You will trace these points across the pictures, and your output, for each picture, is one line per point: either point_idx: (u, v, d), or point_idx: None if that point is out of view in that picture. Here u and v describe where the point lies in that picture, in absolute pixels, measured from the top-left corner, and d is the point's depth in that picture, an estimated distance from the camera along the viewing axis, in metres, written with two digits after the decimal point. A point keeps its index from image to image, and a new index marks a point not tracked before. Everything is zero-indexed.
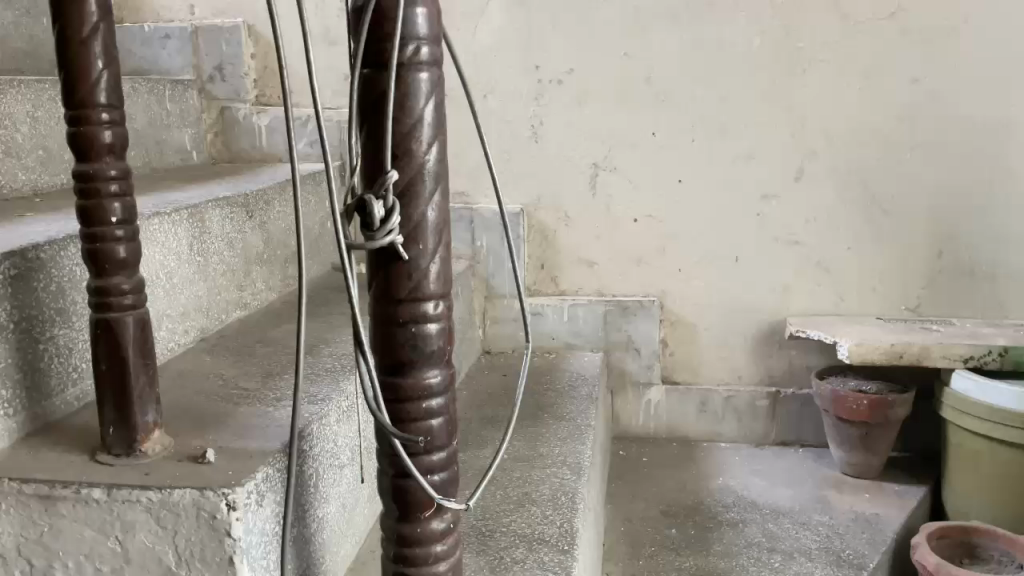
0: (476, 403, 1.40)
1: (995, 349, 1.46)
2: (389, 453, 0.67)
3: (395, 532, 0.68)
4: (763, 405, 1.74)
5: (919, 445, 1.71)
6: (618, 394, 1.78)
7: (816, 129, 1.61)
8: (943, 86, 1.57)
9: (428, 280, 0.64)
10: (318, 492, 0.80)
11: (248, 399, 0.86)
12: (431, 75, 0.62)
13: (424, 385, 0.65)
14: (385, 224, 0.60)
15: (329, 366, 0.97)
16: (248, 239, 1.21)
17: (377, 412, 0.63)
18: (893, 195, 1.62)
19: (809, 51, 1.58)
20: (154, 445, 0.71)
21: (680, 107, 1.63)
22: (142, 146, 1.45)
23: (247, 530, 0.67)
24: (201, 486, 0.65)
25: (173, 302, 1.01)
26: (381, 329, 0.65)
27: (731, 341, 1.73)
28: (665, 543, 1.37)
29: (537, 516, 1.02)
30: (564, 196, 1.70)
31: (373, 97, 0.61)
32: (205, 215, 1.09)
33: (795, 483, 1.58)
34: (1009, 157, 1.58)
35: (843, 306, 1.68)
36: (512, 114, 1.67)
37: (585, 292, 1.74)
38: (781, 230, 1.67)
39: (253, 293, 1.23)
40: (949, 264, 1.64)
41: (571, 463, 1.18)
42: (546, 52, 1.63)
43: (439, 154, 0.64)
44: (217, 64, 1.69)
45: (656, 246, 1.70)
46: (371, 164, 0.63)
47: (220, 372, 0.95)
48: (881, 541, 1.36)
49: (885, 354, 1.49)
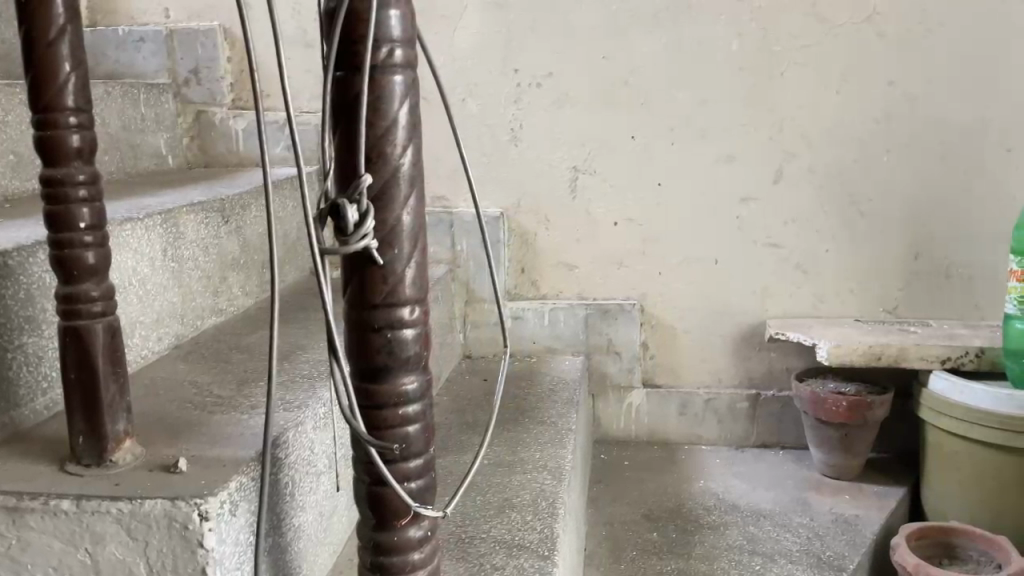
0: (457, 408, 1.39)
1: (971, 349, 1.48)
2: (365, 460, 0.66)
3: (372, 540, 0.67)
4: (743, 407, 1.74)
5: (897, 445, 1.72)
6: (599, 397, 1.77)
7: (794, 131, 1.62)
8: (919, 88, 1.58)
9: (403, 285, 0.63)
10: (294, 500, 0.79)
11: (223, 406, 0.85)
12: (405, 77, 0.62)
13: (400, 392, 0.64)
14: (359, 228, 0.59)
15: (306, 371, 0.96)
16: (224, 244, 1.20)
17: (353, 419, 0.62)
18: (870, 197, 1.63)
19: (787, 54, 1.59)
20: (125, 454, 0.69)
21: (659, 110, 1.63)
22: (116, 151, 1.43)
23: (220, 540, 0.65)
24: (172, 496, 0.64)
25: (147, 309, 1.00)
26: (356, 334, 0.64)
27: (711, 343, 1.74)
28: (648, 546, 1.37)
29: (518, 521, 1.02)
30: (544, 199, 1.69)
31: (346, 100, 0.60)
32: (180, 220, 1.08)
33: (776, 485, 1.58)
34: (984, 158, 1.59)
35: (822, 307, 1.69)
36: (491, 117, 1.66)
37: (566, 295, 1.74)
38: (760, 233, 1.67)
39: (229, 298, 1.22)
40: (926, 266, 1.65)
41: (552, 467, 1.17)
42: (525, 55, 1.63)
43: (414, 158, 0.63)
44: (193, 67, 1.67)
45: (637, 249, 1.70)
46: (345, 167, 0.62)
47: (194, 379, 0.94)
48: (862, 542, 1.36)
49: (863, 355, 1.51)
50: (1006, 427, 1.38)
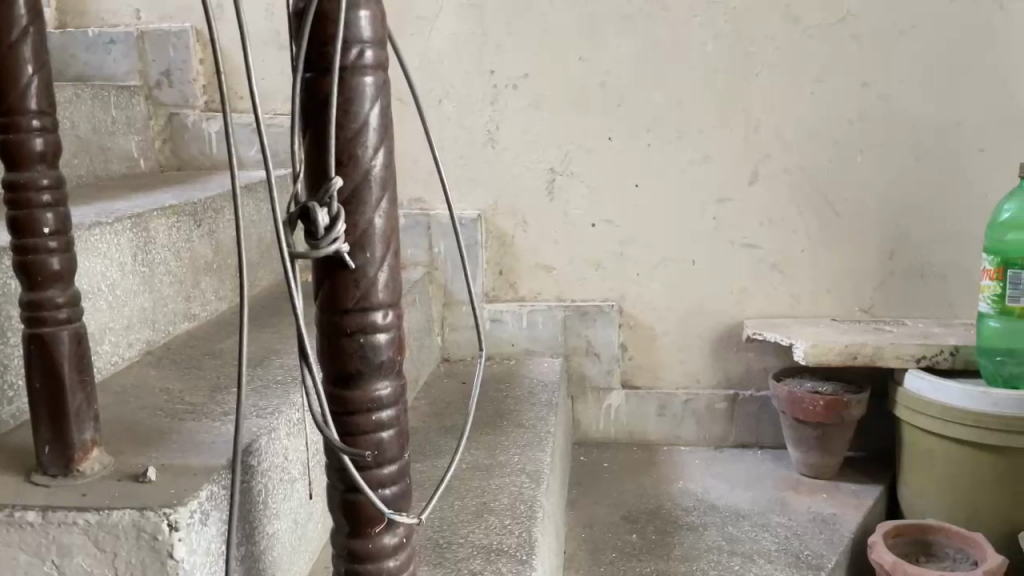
0: (434, 412, 1.38)
1: (946, 348, 1.49)
2: (338, 467, 0.65)
3: (346, 547, 0.66)
4: (722, 407, 1.74)
5: (874, 444, 1.73)
6: (578, 398, 1.77)
7: (770, 132, 1.63)
8: (893, 89, 1.59)
9: (375, 288, 0.62)
10: (267, 508, 0.78)
11: (194, 414, 0.83)
12: (376, 80, 0.61)
13: (373, 397, 0.63)
14: (330, 232, 0.58)
15: (280, 377, 0.95)
16: (196, 248, 1.18)
17: (325, 427, 0.61)
18: (845, 197, 1.64)
19: (762, 55, 1.60)
20: (92, 464, 0.68)
21: (636, 111, 1.63)
22: (86, 155, 1.41)
23: (191, 550, 0.64)
24: (141, 506, 0.63)
25: (117, 315, 0.98)
26: (328, 339, 0.63)
27: (690, 344, 1.74)
28: (627, 548, 1.37)
29: (495, 526, 1.01)
30: (521, 201, 1.69)
31: (316, 102, 0.59)
32: (150, 224, 1.06)
33: (754, 485, 1.58)
34: (957, 158, 1.61)
35: (799, 307, 1.70)
36: (467, 119, 1.65)
37: (544, 297, 1.73)
38: (736, 234, 1.68)
39: (202, 304, 1.20)
40: (901, 266, 1.66)
41: (530, 470, 1.16)
42: (501, 56, 1.62)
43: (386, 160, 0.63)
44: (164, 70, 1.65)
45: (614, 251, 1.70)
46: (315, 170, 0.61)
47: (165, 386, 0.92)
48: (839, 541, 1.37)
49: (840, 355, 1.52)
50: (981, 425, 1.39)
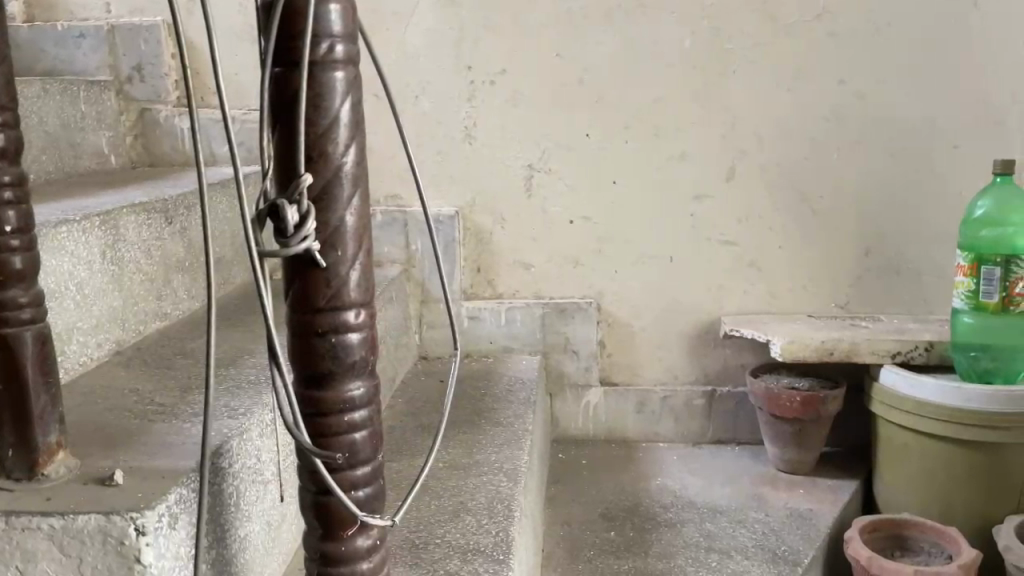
0: (411, 410, 1.37)
1: (921, 344, 1.50)
2: (310, 470, 0.64)
3: (318, 551, 0.65)
4: (699, 404, 1.75)
5: (850, 439, 1.74)
6: (557, 396, 1.77)
7: (747, 130, 1.63)
8: (869, 87, 1.60)
9: (347, 287, 0.61)
10: (239, 510, 0.77)
11: (164, 415, 0.82)
12: (347, 75, 0.60)
13: (346, 398, 0.62)
14: (300, 230, 0.57)
15: (253, 377, 0.93)
16: (167, 246, 1.16)
17: (296, 430, 0.60)
18: (821, 194, 1.65)
19: (739, 53, 1.60)
20: (57, 468, 0.66)
21: (613, 108, 1.63)
22: (55, 151, 1.38)
23: (159, 554, 0.63)
24: (107, 511, 0.61)
25: (85, 314, 0.96)
26: (298, 339, 0.62)
27: (668, 341, 1.74)
28: (605, 546, 1.36)
29: (472, 525, 1.00)
30: (499, 199, 1.68)
31: (285, 97, 0.58)
32: (120, 221, 1.04)
33: (731, 481, 1.59)
34: (932, 155, 1.62)
35: (776, 304, 1.71)
36: (444, 116, 1.64)
37: (522, 294, 1.73)
38: (714, 231, 1.68)
39: (174, 302, 1.18)
40: (876, 262, 1.67)
41: (507, 469, 1.16)
42: (478, 53, 1.61)
43: (358, 156, 0.62)
44: (136, 64, 1.62)
45: (592, 248, 1.70)
46: (284, 167, 0.60)
47: (135, 387, 0.90)
48: (816, 536, 1.38)
49: (816, 351, 1.53)
50: (955, 420, 1.40)
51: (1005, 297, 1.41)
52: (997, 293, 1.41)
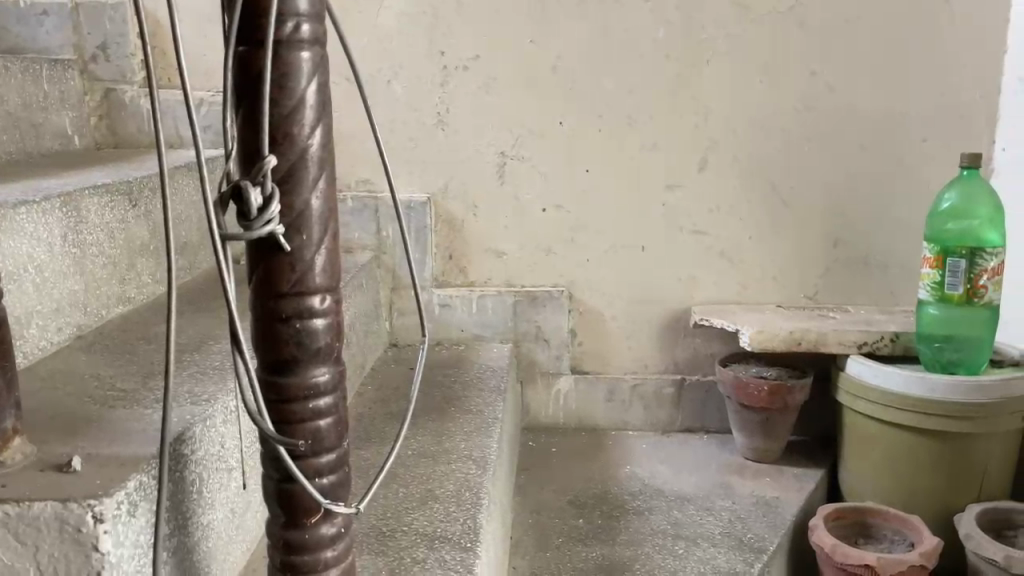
0: (380, 398, 1.36)
1: (886, 334, 1.52)
2: (273, 456, 0.63)
3: (282, 539, 0.65)
4: (669, 393, 1.76)
5: (816, 428, 1.76)
6: (528, 384, 1.77)
7: (719, 121, 1.63)
8: (840, 80, 1.61)
9: (313, 273, 0.60)
10: (201, 498, 0.75)
11: (125, 400, 0.81)
12: (313, 55, 0.59)
13: (310, 384, 0.61)
14: (263, 213, 0.56)
15: (217, 363, 0.92)
16: (131, 229, 1.14)
17: (260, 418, 0.59)
18: (792, 186, 1.66)
19: (712, 42, 1.60)
20: (13, 454, 0.65)
21: (586, 96, 1.63)
22: (17, 130, 1.34)
23: (117, 542, 0.61)
24: (63, 498, 0.60)
25: (45, 298, 0.94)
26: (262, 324, 0.61)
27: (638, 331, 1.74)
28: (573, 533, 1.37)
29: (440, 513, 1.00)
30: (471, 186, 1.67)
31: (249, 77, 0.57)
32: (81, 203, 1.02)
33: (699, 469, 1.60)
34: (901, 148, 1.64)
35: (745, 294, 1.72)
36: (416, 101, 1.63)
37: (494, 282, 1.72)
38: (686, 221, 1.68)
39: (138, 287, 1.16)
40: (845, 253, 1.69)
41: (476, 457, 1.15)
42: (451, 38, 1.60)
43: (323, 138, 0.61)
44: (101, 42, 1.59)
45: (564, 237, 1.70)
46: (248, 147, 0.58)
47: (96, 372, 0.89)
48: (781, 524, 1.39)
49: (784, 341, 1.54)
50: (918, 409, 1.42)
51: (969, 289, 1.42)
52: (961, 284, 1.43)
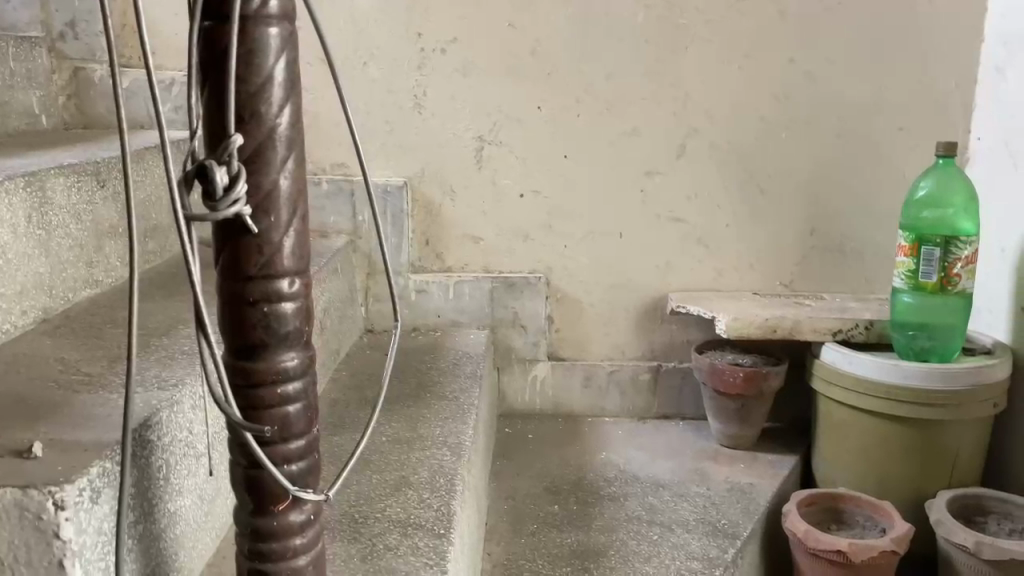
0: (355, 384, 1.35)
1: (861, 322, 1.53)
2: (241, 443, 0.62)
3: (250, 526, 0.63)
4: (645, 379, 1.76)
5: (790, 415, 1.77)
6: (505, 370, 1.76)
7: (698, 108, 1.63)
8: (819, 67, 1.61)
9: (281, 256, 0.59)
10: (168, 484, 0.74)
11: (90, 385, 0.79)
12: (281, 31, 0.57)
13: (278, 369, 0.60)
14: (229, 193, 0.54)
15: (186, 347, 0.90)
16: (99, 211, 1.12)
17: (226, 405, 0.58)
18: (770, 173, 1.66)
19: (692, 28, 1.59)
20: None
21: (565, 81, 1.61)
22: None
23: (80, 529, 0.60)
24: (23, 484, 0.58)
25: (8, 279, 0.91)
26: (229, 308, 0.59)
27: (615, 318, 1.74)
28: (548, 519, 1.36)
29: (415, 499, 0.99)
30: (449, 171, 1.65)
31: (215, 53, 0.56)
32: (46, 182, 0.99)
33: (674, 456, 1.60)
34: (878, 137, 1.64)
35: (723, 281, 1.72)
36: (393, 83, 1.60)
37: (471, 268, 1.71)
38: (663, 208, 1.68)
39: (106, 270, 1.14)
40: (821, 241, 1.69)
41: (451, 444, 1.14)
42: (429, 20, 1.58)
43: (292, 117, 0.59)
44: (69, 20, 1.56)
45: (542, 222, 1.69)
46: (214, 126, 0.57)
47: (61, 356, 0.87)
48: (754, 510, 1.40)
49: (759, 329, 1.55)
50: (892, 396, 1.43)
51: (943, 277, 1.43)
52: (935, 273, 1.43)
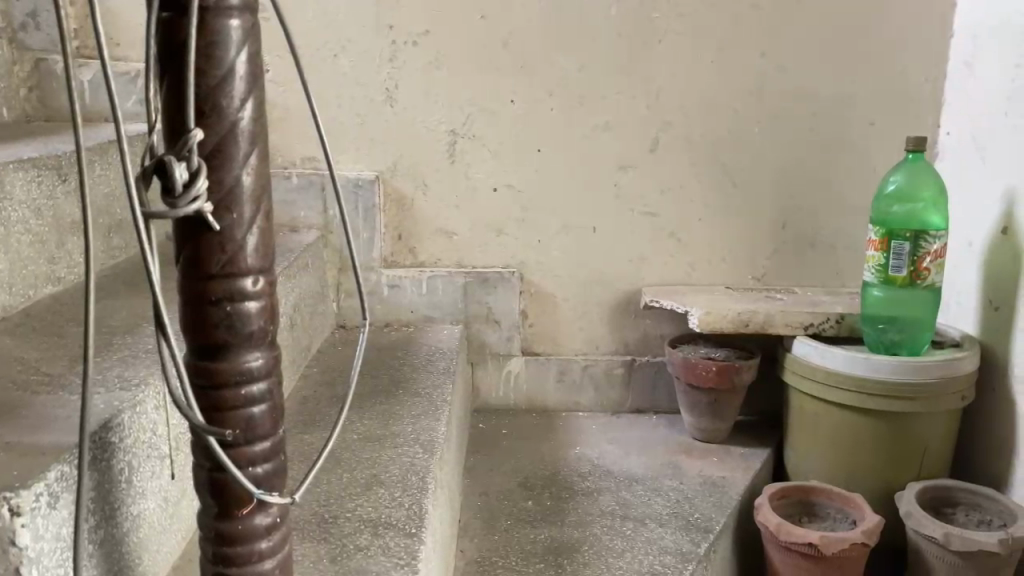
0: (325, 381, 1.33)
1: (833, 316, 1.55)
2: (204, 445, 0.60)
3: (213, 530, 0.62)
4: (618, 373, 1.76)
5: (763, 408, 1.78)
6: (478, 365, 1.75)
7: (671, 102, 1.63)
8: (791, 61, 1.61)
9: (244, 253, 0.58)
10: (130, 487, 0.72)
11: (48, 386, 0.77)
12: (243, 23, 0.56)
13: (242, 369, 0.59)
14: (189, 189, 0.53)
15: (149, 346, 0.88)
16: (60, 205, 1.09)
17: (188, 408, 0.57)
18: (742, 168, 1.67)
19: (664, 21, 1.59)
20: None
21: (538, 74, 1.60)
22: None
23: (37, 536, 0.58)
24: None
25: None
26: (190, 307, 0.58)
27: (588, 312, 1.74)
28: (521, 515, 1.36)
29: (384, 498, 0.98)
30: (421, 166, 1.64)
31: (173, 45, 0.54)
32: (5, 177, 0.97)
33: (648, 450, 1.61)
34: (850, 131, 1.65)
35: (695, 275, 1.72)
36: (364, 76, 1.59)
37: (444, 263, 1.70)
38: (636, 202, 1.68)
39: (68, 266, 1.11)
40: (793, 235, 1.70)
41: (423, 441, 1.13)
42: (400, 11, 1.56)
43: (255, 111, 0.58)
44: (30, 11, 1.52)
45: (515, 217, 1.68)
46: (174, 119, 0.55)
47: (20, 356, 0.85)
48: (727, 503, 1.40)
49: (732, 322, 1.56)
50: (862, 389, 1.44)
51: (913, 271, 1.44)
52: (905, 267, 1.44)
